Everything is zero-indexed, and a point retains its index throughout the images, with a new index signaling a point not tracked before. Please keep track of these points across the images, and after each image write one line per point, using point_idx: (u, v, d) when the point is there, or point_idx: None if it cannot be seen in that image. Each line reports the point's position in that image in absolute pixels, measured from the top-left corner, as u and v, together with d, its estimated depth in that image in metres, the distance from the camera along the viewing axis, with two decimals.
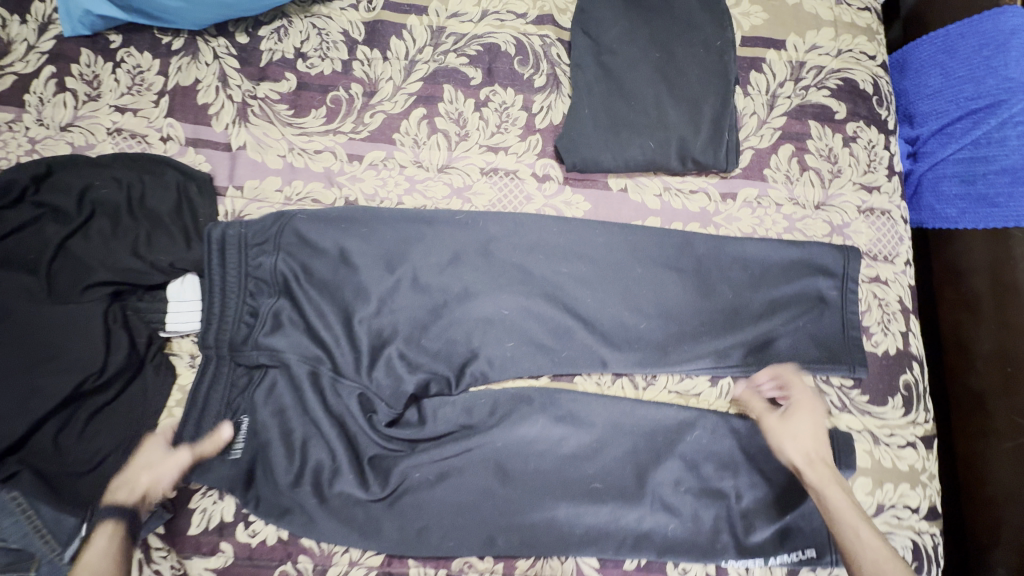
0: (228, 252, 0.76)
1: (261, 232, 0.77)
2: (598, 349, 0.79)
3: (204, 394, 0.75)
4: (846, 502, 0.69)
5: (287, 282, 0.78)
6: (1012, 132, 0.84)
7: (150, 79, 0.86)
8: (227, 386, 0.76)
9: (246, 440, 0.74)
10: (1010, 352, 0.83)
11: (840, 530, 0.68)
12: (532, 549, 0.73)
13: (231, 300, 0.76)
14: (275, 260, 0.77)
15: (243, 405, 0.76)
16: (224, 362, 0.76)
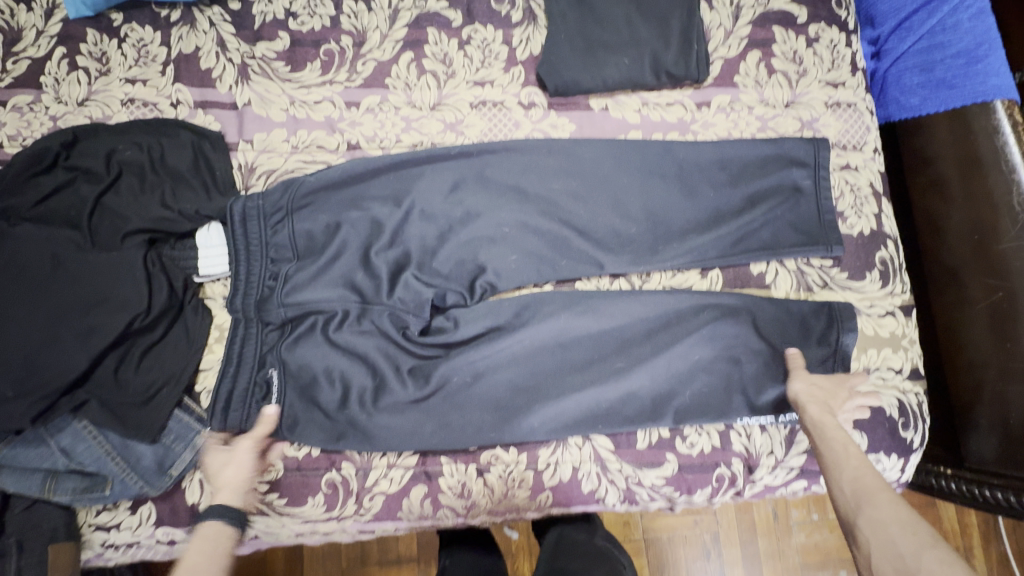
0: (251, 220, 0.82)
1: (274, 201, 0.83)
2: (594, 254, 0.86)
3: (236, 352, 0.81)
4: (833, 431, 0.74)
5: (307, 242, 0.84)
6: (962, 17, 0.92)
7: (154, 50, 0.92)
8: (258, 346, 0.81)
9: (279, 395, 0.81)
10: (979, 223, 0.89)
11: (823, 452, 0.72)
12: (566, 431, 0.83)
13: (255, 265, 0.83)
14: (292, 224, 0.83)
15: (273, 358, 0.81)
16: (253, 324, 0.82)
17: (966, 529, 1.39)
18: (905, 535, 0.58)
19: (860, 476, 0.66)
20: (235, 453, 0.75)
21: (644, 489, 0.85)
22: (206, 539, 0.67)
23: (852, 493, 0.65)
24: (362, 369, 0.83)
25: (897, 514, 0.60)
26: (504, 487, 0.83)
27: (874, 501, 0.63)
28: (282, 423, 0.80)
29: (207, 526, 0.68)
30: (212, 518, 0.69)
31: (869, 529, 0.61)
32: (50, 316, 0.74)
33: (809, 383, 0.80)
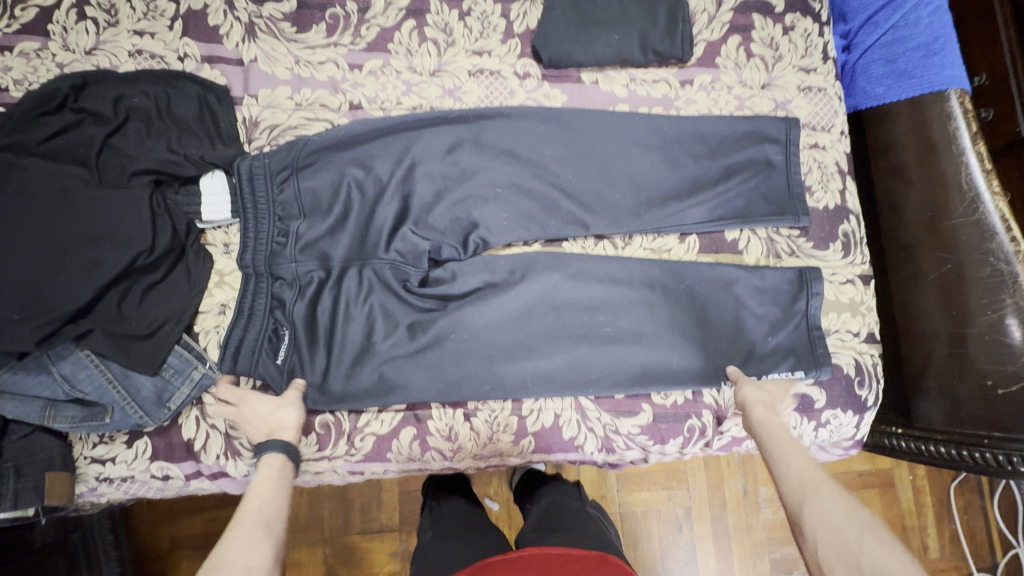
0: (263, 181, 0.85)
1: (281, 161, 0.86)
2: (581, 216, 0.92)
3: (248, 305, 0.84)
4: (781, 432, 0.76)
5: (313, 201, 0.88)
6: (923, 14, 1.01)
7: (163, 5, 0.95)
8: (269, 298, 0.85)
9: (287, 351, 0.84)
10: (936, 203, 0.97)
11: (771, 444, 0.75)
12: (551, 382, 0.88)
13: (263, 223, 0.86)
14: (298, 184, 0.87)
15: (280, 313, 0.85)
16: (262, 278, 0.85)
17: (921, 509, 1.47)
18: (849, 522, 0.60)
19: (806, 466, 0.69)
20: (282, 404, 0.81)
21: (621, 437, 0.90)
22: (271, 469, 0.73)
23: (798, 483, 0.67)
24: (359, 318, 0.87)
25: (840, 501, 0.62)
26: (489, 430, 0.88)
27: (820, 490, 0.65)
28: (287, 375, 0.84)
29: (269, 464, 0.73)
30: (272, 451, 0.75)
31: (816, 517, 0.62)
32: (54, 246, 0.75)
33: (756, 389, 0.84)
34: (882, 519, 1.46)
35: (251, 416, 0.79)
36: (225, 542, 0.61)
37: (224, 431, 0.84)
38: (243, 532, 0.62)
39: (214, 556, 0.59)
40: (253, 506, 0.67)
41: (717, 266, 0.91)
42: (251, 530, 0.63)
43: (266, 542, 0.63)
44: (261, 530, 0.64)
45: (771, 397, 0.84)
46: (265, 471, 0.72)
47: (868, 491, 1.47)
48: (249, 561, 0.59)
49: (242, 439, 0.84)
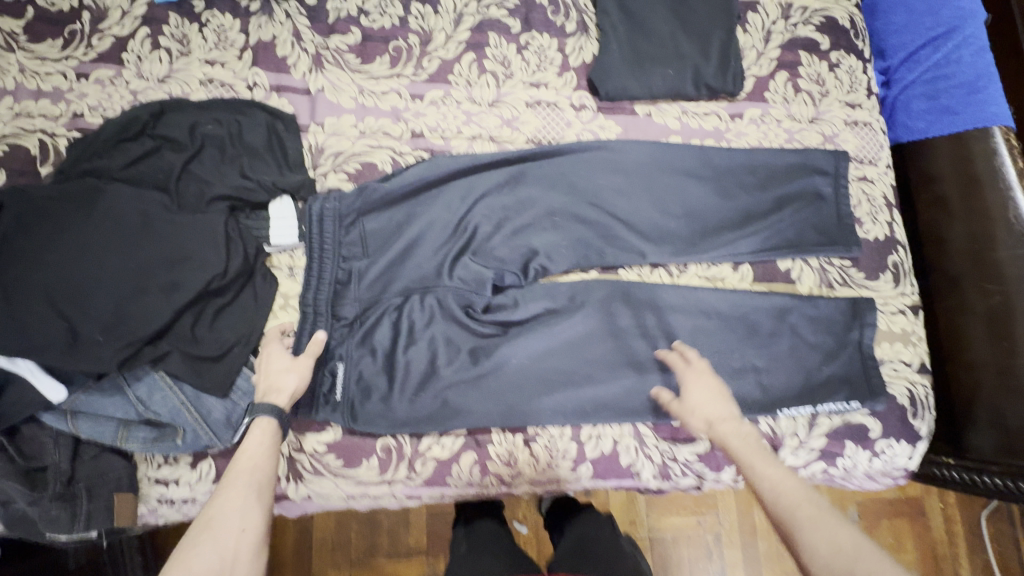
0: (333, 219, 0.87)
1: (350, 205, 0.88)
2: (638, 244, 0.94)
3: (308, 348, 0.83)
4: (747, 447, 0.71)
5: (379, 231, 0.90)
6: (965, 53, 1.04)
7: (233, 36, 0.99)
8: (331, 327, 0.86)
9: (350, 377, 0.85)
10: (981, 235, 0.99)
11: (739, 464, 0.70)
12: (610, 411, 0.88)
13: (326, 261, 0.86)
14: (364, 218, 0.89)
15: (343, 343, 0.86)
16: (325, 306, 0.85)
17: (953, 538, 1.46)
18: (837, 554, 0.56)
19: (779, 489, 0.64)
20: (296, 365, 0.79)
21: (677, 464, 0.90)
22: (264, 431, 0.71)
23: (778, 512, 0.62)
24: (423, 343, 0.88)
25: (823, 528, 0.59)
26: (548, 456, 0.88)
27: (801, 520, 0.60)
28: (354, 408, 0.84)
29: (258, 425, 0.72)
30: (262, 414, 0.72)
31: (807, 555, 0.58)
32: (136, 268, 0.77)
33: (695, 404, 0.79)
34: (913, 548, 1.45)
35: (263, 368, 0.78)
36: (215, 506, 0.62)
37: (286, 454, 0.85)
38: (233, 497, 0.63)
39: (207, 518, 0.60)
40: (240, 467, 0.66)
41: (771, 296, 0.93)
42: (241, 494, 0.64)
43: (257, 507, 0.64)
44: (252, 494, 0.64)
45: (718, 401, 0.78)
46: (253, 435, 0.70)
47: (899, 520, 1.46)
48: (243, 525, 0.61)
49: (304, 461, 0.85)
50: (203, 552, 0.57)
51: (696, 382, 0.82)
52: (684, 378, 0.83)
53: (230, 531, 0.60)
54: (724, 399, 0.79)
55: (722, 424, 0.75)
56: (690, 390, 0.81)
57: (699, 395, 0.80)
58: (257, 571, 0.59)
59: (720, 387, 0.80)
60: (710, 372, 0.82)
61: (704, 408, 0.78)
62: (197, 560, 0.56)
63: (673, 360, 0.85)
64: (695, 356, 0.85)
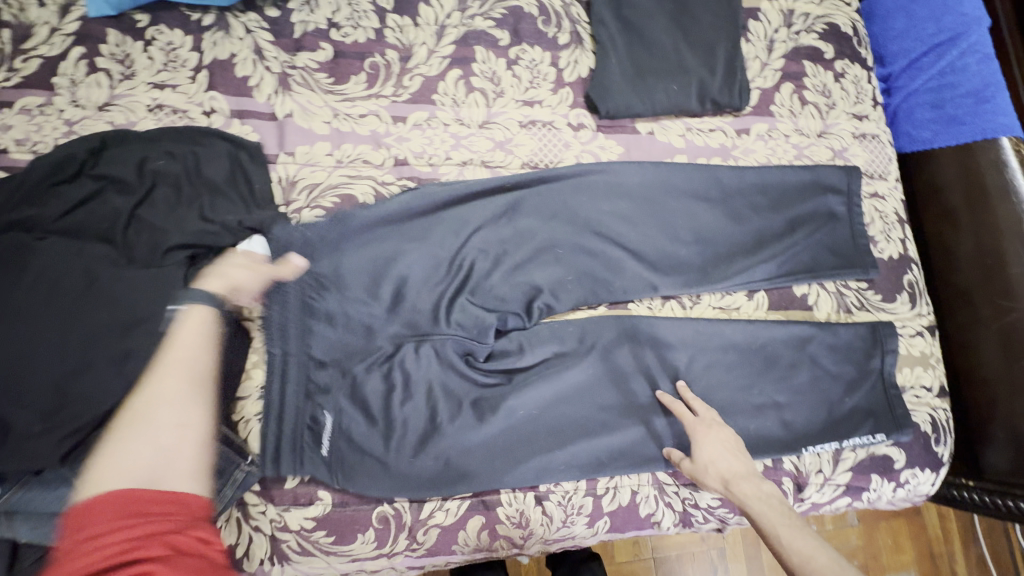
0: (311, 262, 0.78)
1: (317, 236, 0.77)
2: (647, 276, 0.87)
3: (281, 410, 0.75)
4: (771, 512, 0.70)
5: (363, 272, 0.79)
6: (970, 61, 1.01)
7: (185, 55, 0.87)
8: (303, 379, 0.76)
9: (331, 441, 0.75)
10: (989, 249, 0.95)
11: (766, 533, 0.68)
12: (628, 460, 0.81)
13: (296, 311, 0.76)
14: (343, 261, 0.78)
15: (330, 405, 0.76)
16: (291, 353, 0.76)
17: (948, 534, 1.36)
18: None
19: (808, 563, 0.64)
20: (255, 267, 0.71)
21: (699, 511, 0.84)
22: (201, 321, 0.62)
23: None
24: (422, 398, 0.79)
25: None
26: (563, 513, 0.81)
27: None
28: (341, 465, 0.75)
29: (192, 314, 0.62)
30: (197, 301, 0.63)
31: None
32: (79, 338, 0.66)
33: (713, 460, 0.75)
34: (911, 549, 1.33)
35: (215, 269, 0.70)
36: (146, 395, 0.54)
37: (269, 533, 0.75)
38: (171, 388, 0.55)
39: (138, 410, 0.53)
40: (172, 356, 0.58)
41: (790, 326, 0.87)
42: (179, 385, 0.56)
43: (195, 396, 0.56)
44: (189, 383, 0.56)
45: (732, 457, 0.75)
46: (185, 321, 0.61)
47: (896, 521, 1.34)
48: (184, 418, 0.54)
49: (290, 541, 0.75)
50: (139, 448, 0.50)
51: (708, 437, 0.77)
52: (694, 433, 0.77)
53: (166, 423, 0.53)
54: (740, 453, 0.76)
55: (741, 487, 0.73)
56: (701, 444, 0.76)
57: (711, 452, 0.76)
58: (204, 461, 0.53)
59: (732, 440, 0.77)
60: (719, 423, 0.78)
61: (719, 465, 0.75)
62: (134, 455, 0.49)
63: (679, 411, 0.79)
64: (701, 406, 0.80)
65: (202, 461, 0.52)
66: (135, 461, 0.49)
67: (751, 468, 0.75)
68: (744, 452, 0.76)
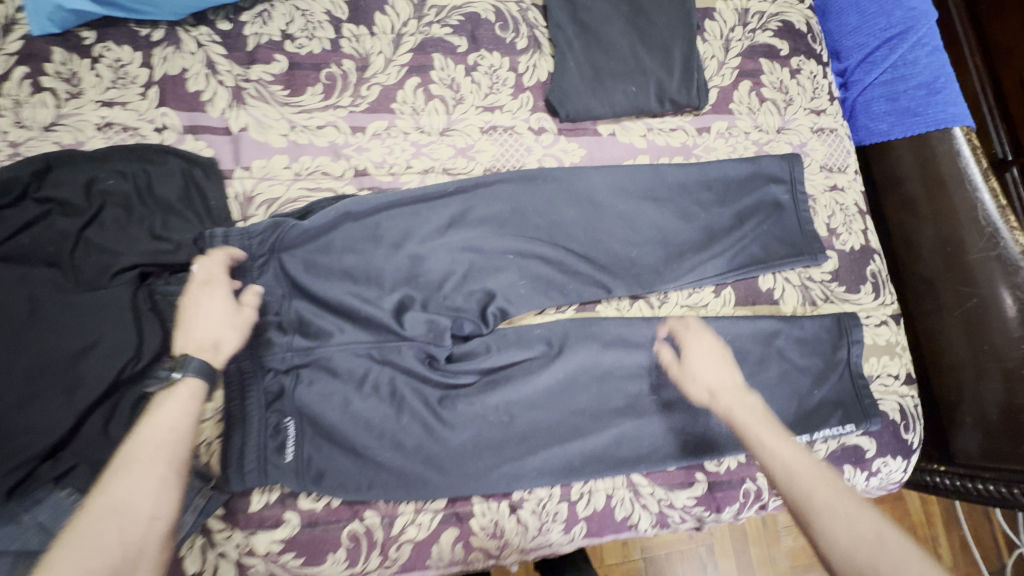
0: (273, 277, 0.77)
1: (260, 242, 0.76)
2: (601, 279, 0.86)
3: (241, 435, 0.72)
4: (759, 417, 0.69)
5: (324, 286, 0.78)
6: (920, 54, 1.03)
7: (134, 72, 0.85)
8: (263, 394, 0.75)
9: (295, 454, 0.74)
10: (949, 236, 0.97)
11: (748, 439, 0.68)
12: (600, 464, 0.80)
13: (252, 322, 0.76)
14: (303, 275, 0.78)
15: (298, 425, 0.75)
16: (250, 372, 0.74)
17: (932, 519, 1.37)
18: (860, 544, 0.55)
19: (793, 472, 0.62)
20: (236, 317, 0.72)
21: (676, 510, 0.84)
22: (184, 399, 0.63)
23: (790, 492, 0.61)
24: (390, 410, 0.77)
25: (840, 513, 0.57)
26: (538, 521, 0.80)
27: (817, 506, 0.59)
28: (307, 469, 0.74)
29: (184, 385, 0.64)
30: (191, 373, 0.65)
31: (826, 542, 0.56)
32: (26, 368, 0.65)
33: (703, 365, 0.77)
34: None
35: (200, 316, 0.70)
36: (118, 485, 0.54)
37: (236, 558, 0.72)
38: (148, 477, 0.56)
39: (113, 497, 0.53)
40: (151, 432, 0.59)
41: (757, 321, 0.88)
42: (155, 474, 0.56)
43: (169, 487, 0.57)
44: (167, 471, 0.57)
45: (720, 366, 0.76)
46: (171, 395, 0.63)
47: (879, 506, 1.35)
48: (155, 513, 0.54)
49: (258, 566, 0.73)
50: (107, 539, 0.50)
51: (698, 343, 0.79)
52: (685, 342, 0.80)
53: (138, 513, 0.53)
54: (726, 363, 0.77)
55: (730, 393, 0.73)
56: (693, 355, 0.78)
57: (699, 362, 0.77)
58: (161, 560, 0.54)
59: (721, 351, 0.78)
60: (708, 336, 0.80)
61: (706, 375, 0.76)
62: (98, 548, 0.49)
63: (674, 326, 0.82)
64: (695, 320, 0.82)
65: (156, 560, 0.53)
66: (98, 557, 0.49)
67: (737, 379, 0.75)
68: (731, 362, 0.78)
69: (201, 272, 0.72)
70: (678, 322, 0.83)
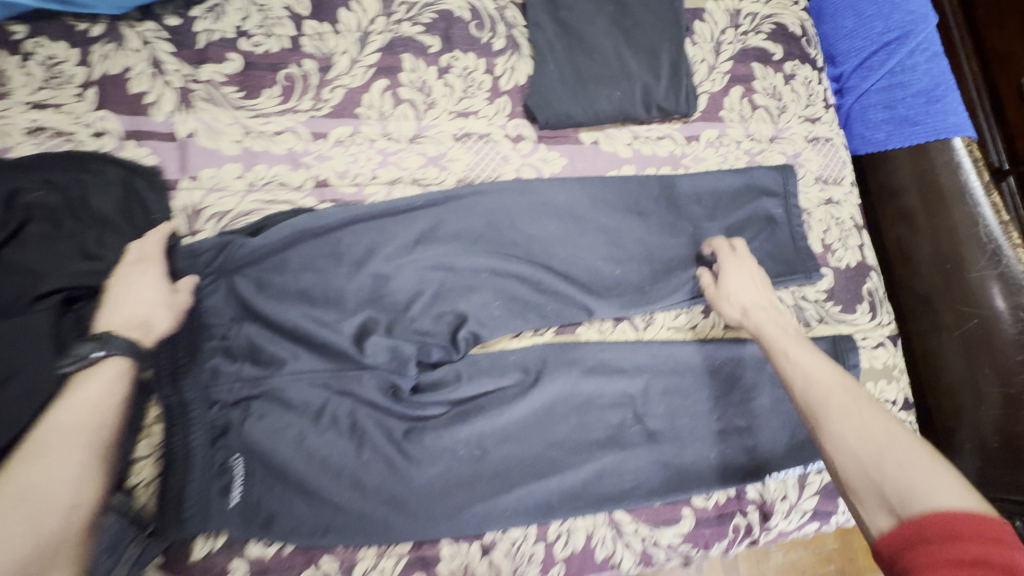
0: (224, 299, 0.71)
1: (205, 263, 0.70)
2: (582, 299, 0.80)
3: (179, 483, 0.64)
4: (787, 335, 0.71)
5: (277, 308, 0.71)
6: (919, 60, 0.98)
7: (70, 70, 0.77)
8: (207, 430, 0.67)
9: (244, 494, 0.67)
10: (948, 252, 0.92)
11: (771, 353, 0.70)
12: (580, 500, 0.74)
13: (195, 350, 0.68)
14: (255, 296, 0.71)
15: (248, 464, 0.68)
16: (194, 407, 0.66)
17: None
18: (865, 444, 0.57)
19: (811, 380, 0.64)
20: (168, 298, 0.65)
21: (661, 549, 0.78)
22: (108, 377, 0.57)
23: (804, 400, 0.63)
24: (349, 445, 0.71)
25: (853, 420, 0.59)
26: (512, 564, 0.73)
27: (829, 411, 0.61)
28: (256, 513, 0.67)
29: (108, 366, 0.57)
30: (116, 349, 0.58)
31: (830, 443, 0.59)
32: None
33: (739, 287, 0.77)
34: None
35: (126, 294, 0.63)
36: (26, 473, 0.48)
37: None
38: (68, 461, 0.50)
39: (18, 487, 0.47)
40: (69, 413, 0.53)
41: (747, 345, 0.82)
42: (75, 458, 0.50)
43: (90, 473, 0.51)
44: (87, 455, 0.51)
45: (756, 290, 0.77)
46: (92, 375, 0.56)
47: None
48: (74, 501, 0.48)
49: None
50: (12, 531, 0.44)
51: (737, 267, 0.79)
52: (725, 263, 0.79)
53: (52, 503, 0.47)
54: (762, 288, 0.77)
55: (761, 313, 0.74)
56: (729, 276, 0.78)
57: (735, 283, 0.78)
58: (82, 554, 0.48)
59: (760, 277, 0.78)
60: (749, 263, 0.79)
61: (741, 296, 0.77)
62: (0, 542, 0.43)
63: (718, 245, 0.81)
64: (742, 245, 0.81)
65: (77, 553, 0.47)
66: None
67: (771, 304, 0.76)
68: (767, 289, 0.78)
69: (133, 253, 0.67)
70: (724, 244, 0.82)
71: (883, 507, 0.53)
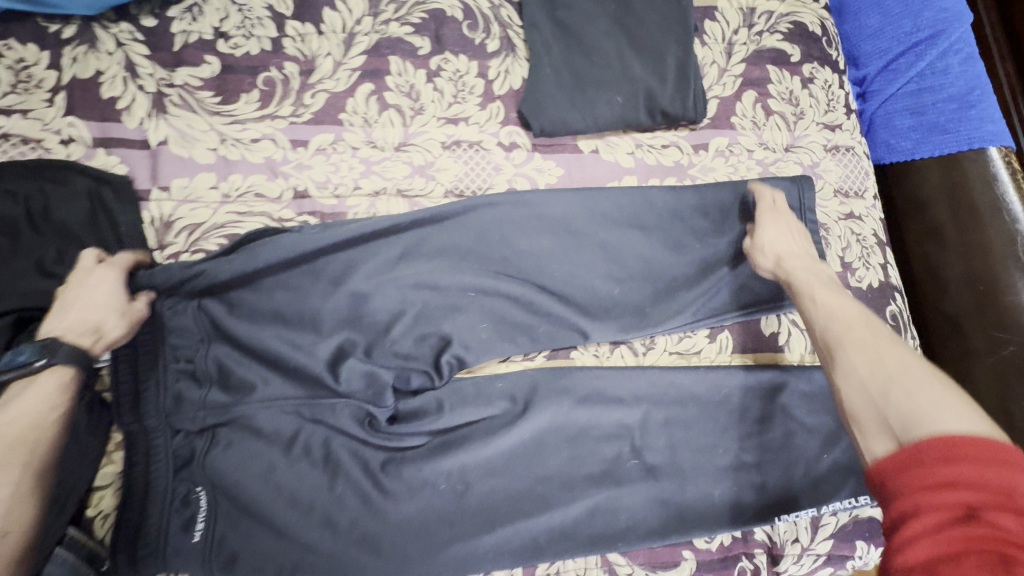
0: (193, 319, 0.66)
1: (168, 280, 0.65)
2: (576, 321, 0.74)
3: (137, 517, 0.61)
4: (818, 280, 0.69)
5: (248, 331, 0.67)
6: (952, 62, 0.90)
7: (40, 74, 0.73)
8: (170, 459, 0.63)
9: (205, 531, 0.62)
10: (980, 273, 0.85)
11: (797, 296, 0.69)
12: (571, 542, 0.68)
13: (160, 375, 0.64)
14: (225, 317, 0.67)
15: (211, 497, 0.64)
16: (157, 435, 0.63)
17: None
18: (877, 372, 0.55)
19: (834, 318, 0.63)
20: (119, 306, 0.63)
21: None
22: (47, 390, 0.57)
23: (824, 335, 0.63)
24: (321, 477, 0.66)
25: (868, 353, 0.58)
26: None
27: (846, 344, 0.60)
28: (217, 550, 0.62)
29: (50, 377, 0.57)
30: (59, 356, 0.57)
31: (842, 373, 0.58)
32: None
33: (774, 235, 0.75)
34: None
35: (78, 296, 0.62)
36: None
37: None
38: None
39: None
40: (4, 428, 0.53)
41: (756, 373, 0.76)
42: (7, 480, 0.52)
43: (24, 494, 0.53)
44: (21, 477, 0.53)
45: (792, 240, 0.75)
46: (34, 385, 0.56)
47: None
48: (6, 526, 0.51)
49: None
50: None
51: (776, 219, 0.76)
52: (760, 214, 0.77)
53: None
54: (797, 240, 0.75)
55: (794, 261, 0.72)
56: (765, 224, 0.76)
57: (770, 230, 0.75)
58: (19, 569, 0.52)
59: (799, 231, 0.76)
60: (789, 215, 0.77)
61: (776, 245, 0.74)
62: None
63: (758, 193, 0.79)
64: (783, 199, 0.78)
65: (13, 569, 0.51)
66: None
67: (809, 257, 0.74)
68: (804, 241, 0.76)
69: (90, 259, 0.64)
70: (767, 194, 0.79)
71: (883, 430, 0.52)
